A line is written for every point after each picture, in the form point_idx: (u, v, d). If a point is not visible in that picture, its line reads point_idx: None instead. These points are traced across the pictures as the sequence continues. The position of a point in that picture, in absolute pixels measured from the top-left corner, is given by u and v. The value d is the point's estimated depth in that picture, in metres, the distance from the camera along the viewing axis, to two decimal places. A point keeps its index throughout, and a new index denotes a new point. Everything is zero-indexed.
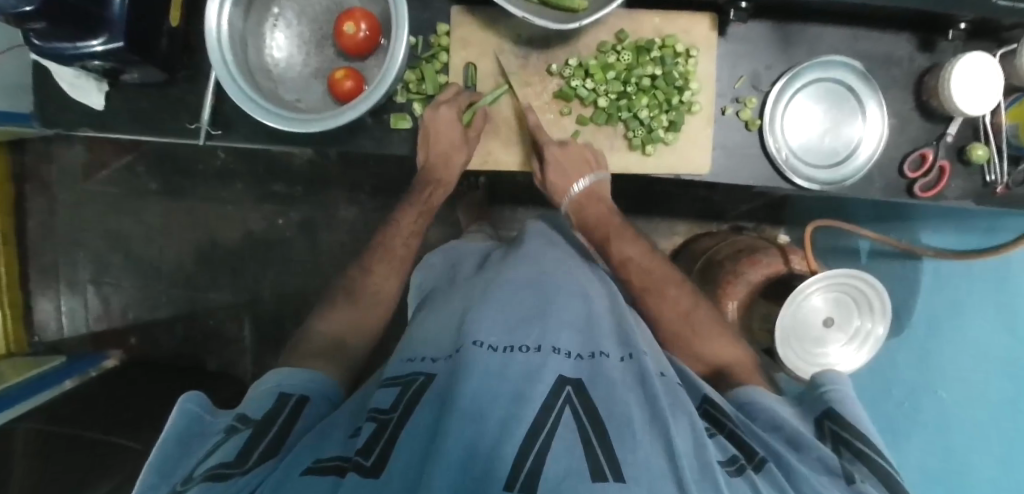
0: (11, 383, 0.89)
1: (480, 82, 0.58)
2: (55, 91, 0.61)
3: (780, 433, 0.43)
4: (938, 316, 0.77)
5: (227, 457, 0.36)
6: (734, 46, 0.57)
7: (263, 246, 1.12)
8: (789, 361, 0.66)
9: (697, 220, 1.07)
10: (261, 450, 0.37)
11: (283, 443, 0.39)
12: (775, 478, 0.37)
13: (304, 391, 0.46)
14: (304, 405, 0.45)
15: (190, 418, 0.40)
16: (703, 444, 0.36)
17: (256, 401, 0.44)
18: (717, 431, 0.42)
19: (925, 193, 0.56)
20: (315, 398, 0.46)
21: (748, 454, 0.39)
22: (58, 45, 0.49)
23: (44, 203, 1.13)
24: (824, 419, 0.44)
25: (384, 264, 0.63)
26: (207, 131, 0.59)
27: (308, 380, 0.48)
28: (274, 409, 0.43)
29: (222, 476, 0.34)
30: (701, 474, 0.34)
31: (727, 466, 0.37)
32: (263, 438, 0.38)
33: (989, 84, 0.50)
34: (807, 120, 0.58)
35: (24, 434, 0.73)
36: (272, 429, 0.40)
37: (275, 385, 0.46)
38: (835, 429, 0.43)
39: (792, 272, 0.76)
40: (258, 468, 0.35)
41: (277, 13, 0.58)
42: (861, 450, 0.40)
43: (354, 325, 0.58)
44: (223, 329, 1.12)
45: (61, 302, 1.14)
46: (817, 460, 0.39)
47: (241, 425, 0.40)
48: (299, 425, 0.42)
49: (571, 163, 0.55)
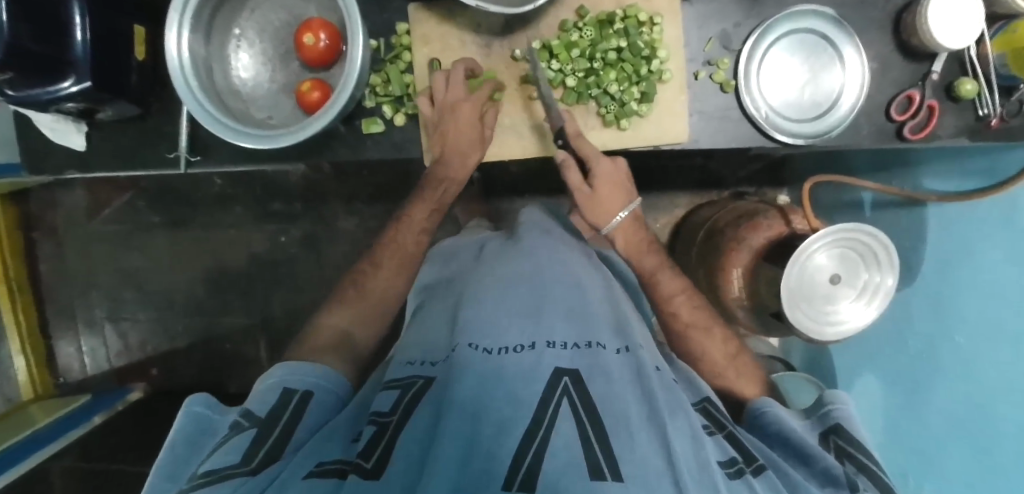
0: (41, 425, 0.92)
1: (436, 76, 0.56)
2: (39, 137, 0.62)
3: (785, 447, 0.44)
4: (949, 260, 0.67)
5: (233, 458, 0.36)
6: (701, 8, 0.55)
7: (269, 266, 1.13)
8: (799, 324, 0.64)
9: (696, 190, 1.06)
10: (265, 452, 0.38)
11: (288, 445, 0.39)
12: (773, 483, 0.37)
13: (308, 387, 0.46)
14: (309, 400, 0.45)
15: (199, 420, 0.43)
16: (701, 444, 0.36)
17: (262, 396, 0.44)
18: (716, 430, 0.42)
19: (915, 135, 0.54)
20: (319, 393, 0.46)
21: (747, 458, 0.39)
22: (29, 92, 0.49)
23: (53, 248, 1.16)
24: (829, 433, 0.45)
25: (395, 259, 0.62)
26: (187, 158, 0.60)
27: (311, 373, 0.47)
28: (278, 406, 0.43)
29: (231, 476, 0.34)
30: (700, 475, 0.33)
31: (727, 468, 0.36)
32: (267, 440, 0.39)
33: (968, 14, 0.48)
34: (784, 75, 0.56)
35: (59, 472, 0.75)
36: (277, 428, 0.40)
37: (279, 381, 0.46)
38: (840, 443, 0.44)
39: (795, 232, 0.73)
40: (266, 470, 0.35)
41: (238, 34, 0.58)
42: (864, 462, 0.41)
43: (342, 336, 0.56)
44: (239, 351, 1.14)
45: (82, 343, 1.17)
46: (823, 470, 0.40)
47: (246, 424, 0.40)
48: (303, 424, 0.42)
49: (620, 185, 0.57)
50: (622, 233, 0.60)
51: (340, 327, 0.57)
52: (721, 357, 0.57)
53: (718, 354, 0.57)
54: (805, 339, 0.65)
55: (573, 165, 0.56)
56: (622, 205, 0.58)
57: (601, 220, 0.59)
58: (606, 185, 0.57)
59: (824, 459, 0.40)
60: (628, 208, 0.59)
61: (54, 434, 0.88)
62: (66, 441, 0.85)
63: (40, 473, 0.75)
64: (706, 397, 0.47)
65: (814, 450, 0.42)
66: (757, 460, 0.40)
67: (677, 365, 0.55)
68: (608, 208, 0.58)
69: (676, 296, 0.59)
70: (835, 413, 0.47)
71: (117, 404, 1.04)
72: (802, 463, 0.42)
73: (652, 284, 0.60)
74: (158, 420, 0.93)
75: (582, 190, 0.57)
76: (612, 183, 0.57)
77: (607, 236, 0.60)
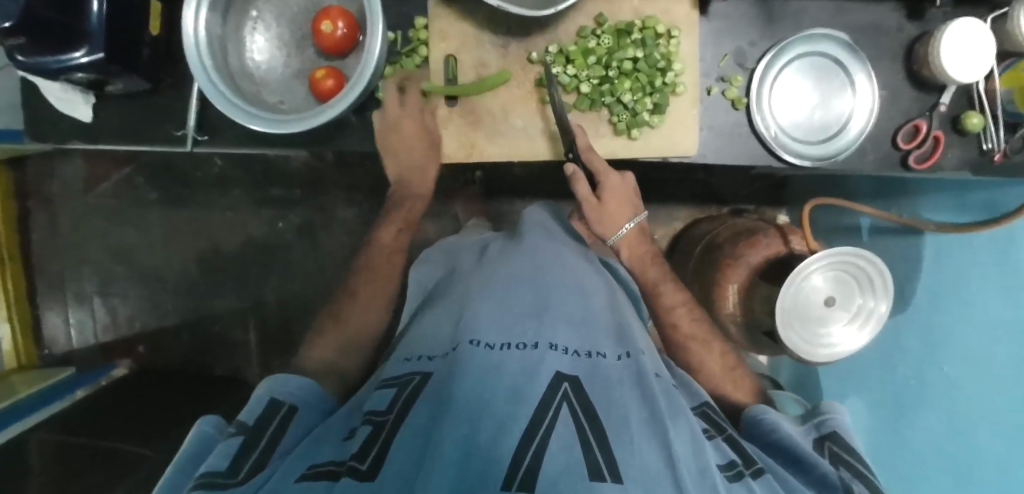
0: (23, 395, 0.90)
1: (461, 74, 0.57)
2: (44, 105, 0.62)
3: (782, 454, 0.44)
4: (943, 289, 0.68)
5: (221, 462, 0.36)
6: (717, 24, 0.56)
7: (264, 250, 1.13)
8: (793, 345, 0.64)
9: (696, 204, 1.07)
10: (253, 461, 0.37)
11: (273, 454, 0.39)
12: (772, 485, 0.37)
13: (293, 400, 0.46)
14: (294, 416, 0.44)
15: (199, 434, 0.42)
16: (702, 448, 0.36)
17: (253, 406, 0.44)
18: (716, 433, 0.43)
19: (919, 165, 0.55)
20: (304, 408, 0.46)
21: (746, 461, 0.40)
22: (40, 60, 0.49)
23: (47, 217, 1.14)
24: (824, 438, 0.46)
25: None
26: (194, 137, 0.59)
27: (299, 387, 0.47)
28: (264, 416, 0.43)
29: (216, 485, 0.34)
30: (700, 477, 0.33)
31: (726, 471, 0.37)
32: (255, 447, 0.39)
33: (980, 49, 0.48)
34: (795, 97, 0.57)
35: (38, 444, 0.74)
36: (264, 437, 0.40)
37: (267, 390, 0.46)
38: (834, 448, 0.45)
39: (793, 253, 0.73)
40: (252, 481, 0.35)
41: (255, 17, 0.58)
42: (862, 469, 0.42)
43: None
44: (229, 334, 1.13)
45: (69, 315, 1.16)
46: (821, 475, 0.41)
47: (234, 430, 0.40)
48: (288, 435, 0.42)
49: (625, 198, 0.59)
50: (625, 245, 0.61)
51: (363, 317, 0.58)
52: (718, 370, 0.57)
53: (717, 366, 0.58)
54: (798, 360, 0.66)
55: (582, 179, 0.56)
56: (628, 218, 0.59)
57: (607, 232, 0.60)
58: (612, 198, 0.58)
59: (821, 466, 0.41)
60: (633, 221, 0.60)
61: (36, 405, 0.87)
62: (46, 413, 0.84)
63: (19, 444, 0.73)
64: (705, 402, 0.48)
65: (812, 457, 0.42)
66: (756, 463, 0.40)
67: (674, 367, 0.55)
68: (613, 220, 0.59)
69: (677, 308, 0.60)
70: (829, 419, 0.47)
71: (103, 380, 1.03)
72: (801, 471, 0.43)
73: (657, 297, 0.60)
74: (142, 398, 0.92)
75: (590, 201, 0.58)
76: (618, 197, 0.58)
77: (613, 248, 0.61)
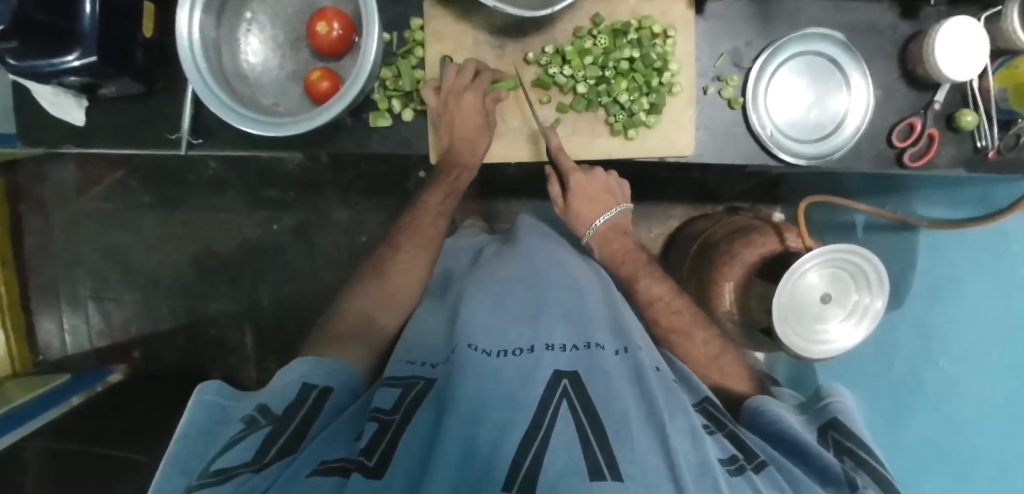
0: (17, 402, 0.90)
1: None
2: (35, 110, 0.61)
3: (785, 445, 0.44)
4: (937, 285, 0.68)
5: (245, 454, 0.36)
6: (713, 24, 0.56)
7: (260, 252, 1.12)
8: (790, 342, 0.64)
9: (691, 203, 1.07)
10: (279, 446, 0.37)
11: (304, 437, 0.39)
12: (774, 478, 0.37)
13: (328, 381, 0.46)
14: (328, 397, 0.45)
15: (211, 408, 0.42)
16: (702, 443, 0.36)
17: (281, 391, 0.44)
18: (716, 428, 0.43)
19: (914, 162, 0.55)
20: (339, 388, 0.46)
21: (748, 455, 0.40)
22: (33, 63, 0.48)
23: (40, 222, 1.13)
24: (828, 429, 0.46)
25: (395, 255, 0.61)
26: (188, 140, 0.59)
27: (331, 371, 0.47)
28: (295, 403, 0.42)
29: (238, 475, 0.34)
30: (701, 473, 0.33)
31: (727, 465, 0.37)
32: (280, 436, 0.38)
33: (973, 48, 0.49)
34: (791, 96, 0.57)
35: (32, 451, 0.73)
36: (295, 422, 0.40)
37: (299, 375, 0.46)
38: (838, 438, 0.45)
39: (788, 250, 0.74)
40: (270, 468, 0.35)
41: (249, 18, 0.57)
42: (864, 458, 0.42)
43: (352, 332, 0.55)
44: (224, 338, 1.12)
45: (63, 320, 1.15)
46: (824, 466, 0.41)
47: (262, 419, 0.40)
48: (316, 423, 0.41)
49: (598, 195, 0.61)
50: (602, 242, 0.62)
51: (360, 323, 0.57)
52: (713, 366, 0.56)
53: (700, 353, 0.56)
54: (795, 358, 0.66)
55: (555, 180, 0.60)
56: (600, 214, 0.61)
57: (580, 230, 0.63)
58: (580, 198, 0.60)
59: (824, 457, 0.41)
60: (607, 216, 0.62)
61: (31, 412, 0.86)
62: (42, 419, 0.83)
63: (15, 450, 0.73)
64: (706, 398, 0.48)
65: (814, 448, 0.42)
66: (758, 457, 0.40)
67: (673, 361, 0.55)
68: (585, 218, 0.62)
69: (656, 302, 0.60)
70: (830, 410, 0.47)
71: (98, 384, 1.02)
72: (804, 462, 0.43)
73: (653, 296, 0.60)
74: (139, 403, 0.91)
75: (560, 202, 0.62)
76: (590, 195, 0.61)
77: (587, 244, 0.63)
